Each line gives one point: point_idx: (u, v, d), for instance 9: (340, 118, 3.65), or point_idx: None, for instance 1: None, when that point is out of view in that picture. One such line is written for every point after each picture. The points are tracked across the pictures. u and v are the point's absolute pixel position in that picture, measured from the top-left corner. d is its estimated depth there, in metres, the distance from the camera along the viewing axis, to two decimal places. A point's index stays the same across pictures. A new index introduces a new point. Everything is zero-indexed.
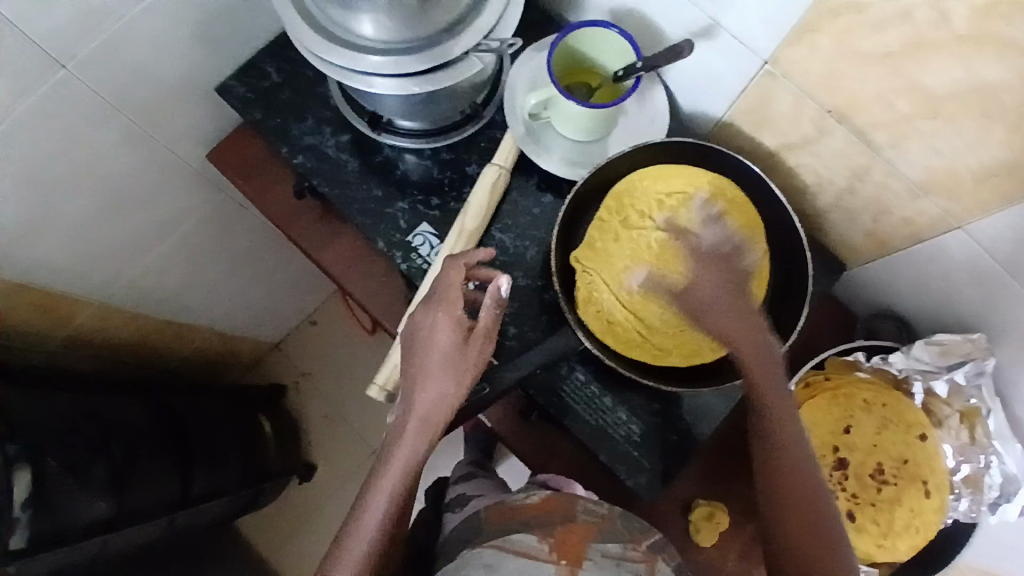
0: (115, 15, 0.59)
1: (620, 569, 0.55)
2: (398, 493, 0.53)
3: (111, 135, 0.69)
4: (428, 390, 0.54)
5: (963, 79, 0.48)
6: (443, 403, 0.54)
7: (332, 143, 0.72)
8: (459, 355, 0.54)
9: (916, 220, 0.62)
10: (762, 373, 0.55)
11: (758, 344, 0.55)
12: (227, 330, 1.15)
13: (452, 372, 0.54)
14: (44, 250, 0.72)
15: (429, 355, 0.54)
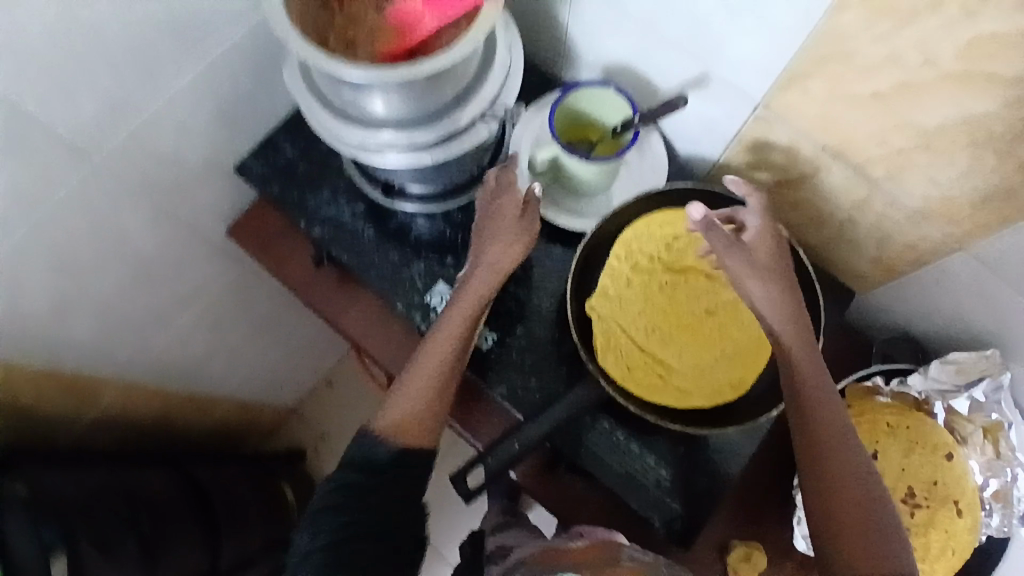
0: (145, 107, 0.63)
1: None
2: (463, 329, 0.63)
3: (139, 218, 0.72)
4: (494, 244, 0.64)
5: (951, 112, 0.51)
6: (506, 254, 0.64)
7: (348, 212, 0.74)
8: (517, 220, 0.65)
9: (918, 245, 0.64)
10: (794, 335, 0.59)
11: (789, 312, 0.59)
12: (247, 397, 1.15)
13: (513, 233, 0.64)
14: (73, 332, 0.74)
15: (498, 221, 0.65)
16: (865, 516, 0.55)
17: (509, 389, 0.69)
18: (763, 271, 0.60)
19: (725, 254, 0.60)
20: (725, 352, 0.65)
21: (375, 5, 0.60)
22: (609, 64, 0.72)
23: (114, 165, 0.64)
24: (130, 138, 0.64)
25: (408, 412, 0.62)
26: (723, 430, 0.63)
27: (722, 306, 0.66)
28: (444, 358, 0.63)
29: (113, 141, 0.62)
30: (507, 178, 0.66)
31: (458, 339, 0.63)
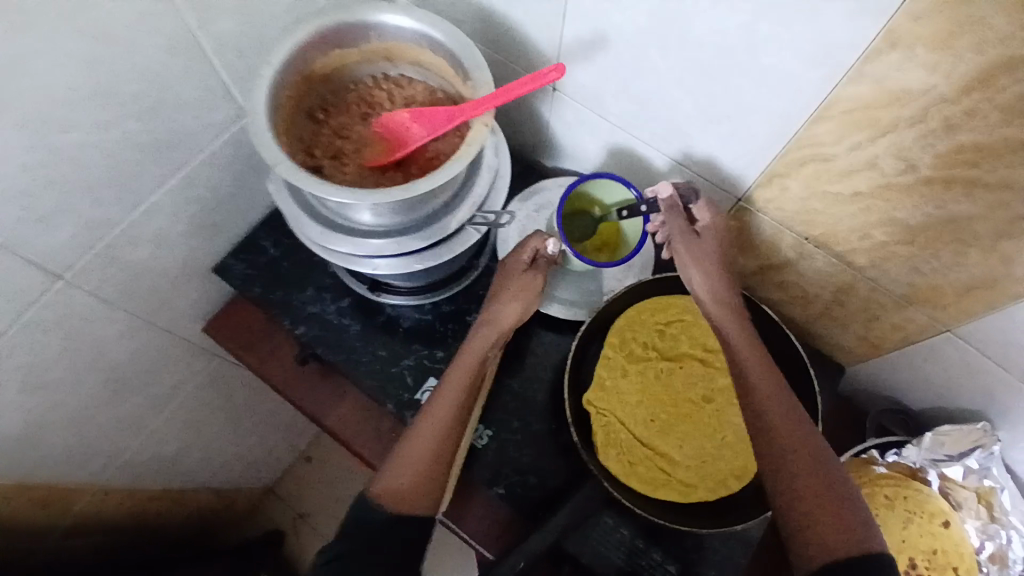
0: (120, 221, 0.61)
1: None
2: (464, 389, 0.58)
3: (113, 329, 0.69)
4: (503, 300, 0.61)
5: (932, 213, 0.52)
6: (514, 308, 0.61)
7: (334, 309, 0.73)
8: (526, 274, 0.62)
9: (904, 326, 0.65)
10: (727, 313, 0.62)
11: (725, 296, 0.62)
12: (223, 484, 1.11)
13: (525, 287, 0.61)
14: (46, 448, 0.70)
15: (508, 278, 0.62)
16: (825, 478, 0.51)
17: (508, 487, 0.68)
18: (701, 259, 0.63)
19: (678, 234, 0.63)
20: (725, 440, 0.66)
21: (361, 115, 0.61)
22: (592, 155, 0.73)
23: (86, 280, 0.62)
24: (103, 252, 0.61)
25: (407, 478, 0.55)
26: (734, 527, 0.62)
27: (718, 391, 0.68)
28: (445, 421, 0.57)
29: (84, 257, 0.60)
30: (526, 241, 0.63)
31: (460, 396, 0.58)
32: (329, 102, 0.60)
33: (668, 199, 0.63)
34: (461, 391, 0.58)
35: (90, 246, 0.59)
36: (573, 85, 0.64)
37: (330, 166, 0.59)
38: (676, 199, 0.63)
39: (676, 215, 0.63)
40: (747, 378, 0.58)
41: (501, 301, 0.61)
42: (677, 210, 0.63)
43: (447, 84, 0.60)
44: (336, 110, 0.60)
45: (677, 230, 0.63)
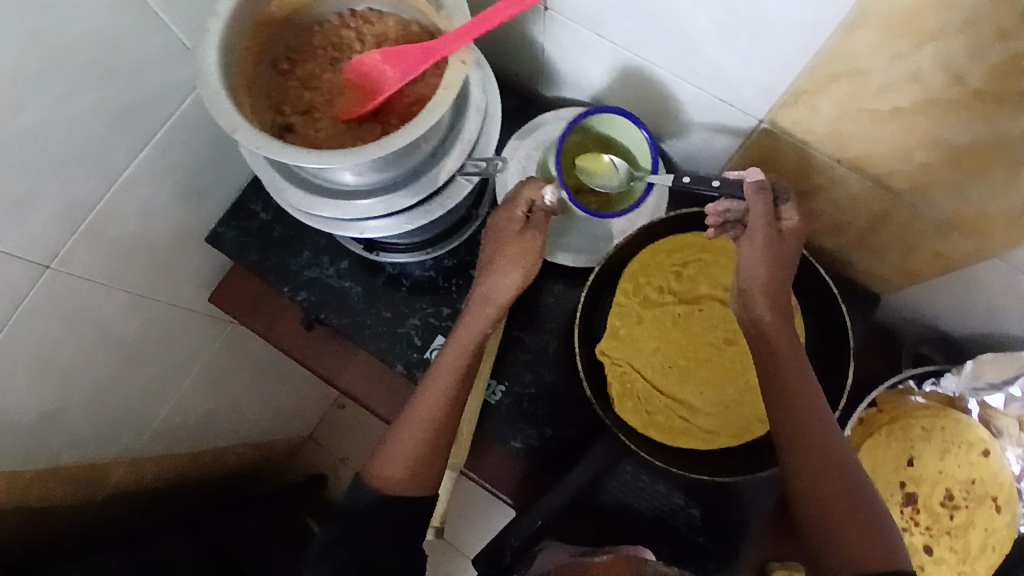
0: (98, 201, 0.58)
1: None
2: (460, 364, 0.59)
3: (115, 308, 0.67)
4: (496, 273, 0.59)
5: (983, 131, 0.46)
6: (508, 283, 0.59)
7: (333, 271, 0.71)
8: (518, 237, 0.59)
9: (947, 252, 0.59)
10: (767, 286, 0.57)
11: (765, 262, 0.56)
12: (259, 437, 1.13)
13: (517, 254, 0.59)
14: (72, 428, 0.71)
15: (501, 240, 0.60)
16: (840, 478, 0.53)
17: (525, 440, 0.67)
18: (772, 263, 0.56)
19: (764, 222, 0.56)
20: (749, 384, 0.63)
21: (330, 61, 0.55)
22: (595, 84, 0.67)
23: (73, 265, 0.59)
24: (86, 233, 0.58)
25: (403, 455, 0.58)
26: (762, 472, 0.59)
27: (740, 332, 0.64)
28: (445, 392, 0.59)
29: (68, 241, 0.57)
30: (521, 195, 0.60)
31: (455, 373, 0.59)
32: (294, 50, 0.55)
33: (758, 182, 0.56)
34: (456, 372, 0.59)
35: (70, 229, 0.57)
36: (566, 5, 0.57)
37: (301, 123, 0.54)
38: (768, 188, 0.56)
39: (764, 201, 0.56)
40: (781, 382, 0.55)
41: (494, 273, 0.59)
42: (768, 195, 0.56)
43: (421, 15, 0.53)
44: (302, 58, 0.55)
45: (760, 218, 0.56)
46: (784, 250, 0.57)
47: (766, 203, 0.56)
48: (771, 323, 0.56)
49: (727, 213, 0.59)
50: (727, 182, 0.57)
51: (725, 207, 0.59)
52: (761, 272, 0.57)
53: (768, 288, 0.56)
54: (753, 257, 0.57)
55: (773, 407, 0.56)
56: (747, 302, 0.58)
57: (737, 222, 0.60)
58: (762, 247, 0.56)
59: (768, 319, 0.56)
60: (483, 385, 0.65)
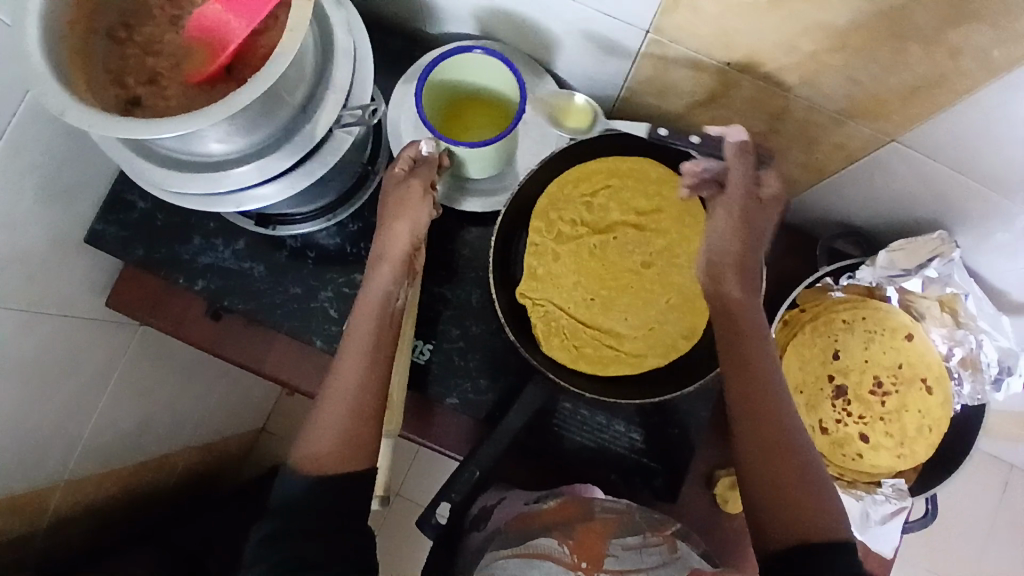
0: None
1: (645, 556, 0.53)
2: (373, 334, 0.57)
3: (3, 332, 0.61)
4: (388, 226, 0.58)
5: (864, 8, 0.44)
6: (402, 236, 0.57)
7: (230, 254, 0.67)
8: (401, 188, 0.57)
9: (848, 143, 0.59)
10: (733, 257, 0.53)
11: (727, 229, 0.54)
12: (207, 438, 1.09)
13: (404, 206, 0.57)
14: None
15: (388, 196, 0.58)
16: (794, 454, 0.50)
17: (461, 396, 0.65)
18: (744, 236, 0.54)
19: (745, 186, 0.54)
20: (670, 302, 0.62)
21: (170, 20, 0.50)
22: (471, 13, 0.63)
23: None
24: None
25: (329, 431, 0.54)
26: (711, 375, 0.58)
27: (658, 255, 0.62)
28: (361, 361, 0.56)
29: None
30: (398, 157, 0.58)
31: (367, 343, 0.56)
32: (130, 14, 0.50)
33: (741, 143, 0.54)
34: (371, 339, 0.56)
35: None
36: None
37: (147, 94, 0.49)
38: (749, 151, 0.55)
39: (743, 164, 0.55)
40: (742, 352, 0.52)
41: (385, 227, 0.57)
42: (749, 159, 0.55)
43: None
44: (141, 22, 0.50)
45: (741, 182, 0.54)
46: (759, 218, 0.54)
47: (745, 166, 0.54)
48: (736, 298, 0.53)
49: (703, 172, 0.58)
50: (708, 139, 0.57)
51: (703, 166, 0.58)
52: (736, 246, 0.54)
53: (740, 264, 0.54)
54: (729, 228, 0.54)
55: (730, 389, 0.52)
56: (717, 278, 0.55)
57: (714, 185, 0.58)
58: (739, 217, 0.54)
59: (734, 291, 0.53)
60: (407, 347, 0.62)
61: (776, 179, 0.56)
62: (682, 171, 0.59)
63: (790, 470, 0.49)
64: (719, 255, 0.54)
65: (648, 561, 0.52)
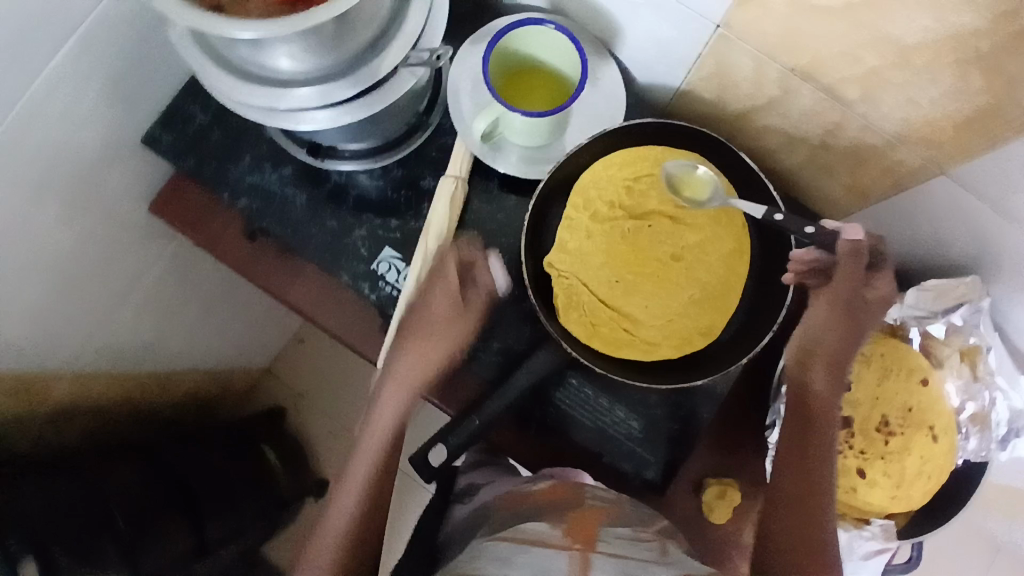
0: (38, 96, 0.54)
1: (637, 548, 0.53)
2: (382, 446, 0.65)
3: (50, 211, 0.63)
4: (410, 348, 0.63)
5: (933, 27, 0.45)
6: (421, 364, 0.63)
7: (276, 178, 0.69)
8: (439, 317, 0.63)
9: (895, 169, 0.59)
10: (826, 349, 0.62)
11: (828, 321, 0.61)
12: (214, 366, 1.11)
13: (427, 338, 0.63)
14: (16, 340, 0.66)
15: (420, 324, 0.63)
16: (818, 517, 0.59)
17: (472, 353, 0.66)
18: (844, 330, 0.61)
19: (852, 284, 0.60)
20: (692, 297, 0.62)
21: None
22: None
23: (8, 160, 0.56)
24: (16, 127, 0.54)
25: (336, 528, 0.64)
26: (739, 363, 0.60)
27: (688, 250, 0.63)
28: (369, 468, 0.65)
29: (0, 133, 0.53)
30: (445, 266, 0.63)
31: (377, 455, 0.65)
32: None
33: (854, 243, 0.59)
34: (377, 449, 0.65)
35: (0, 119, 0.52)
36: None
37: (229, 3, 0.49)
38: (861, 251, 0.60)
39: (853, 263, 0.60)
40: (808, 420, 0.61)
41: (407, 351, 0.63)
42: (858, 259, 0.60)
43: None
44: None
45: (846, 281, 0.60)
46: (858, 316, 0.62)
47: (855, 264, 0.60)
48: (819, 387, 0.61)
49: (813, 261, 0.61)
50: (822, 232, 0.59)
51: (812, 256, 0.61)
52: (831, 340, 0.62)
53: (831, 358, 0.62)
54: (829, 322, 0.62)
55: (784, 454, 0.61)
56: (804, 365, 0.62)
57: (820, 274, 0.62)
58: (841, 314, 0.61)
59: (818, 377, 0.61)
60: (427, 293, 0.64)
61: (886, 283, 0.62)
62: (791, 257, 0.62)
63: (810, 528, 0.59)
64: (813, 342, 0.62)
65: (640, 553, 0.52)
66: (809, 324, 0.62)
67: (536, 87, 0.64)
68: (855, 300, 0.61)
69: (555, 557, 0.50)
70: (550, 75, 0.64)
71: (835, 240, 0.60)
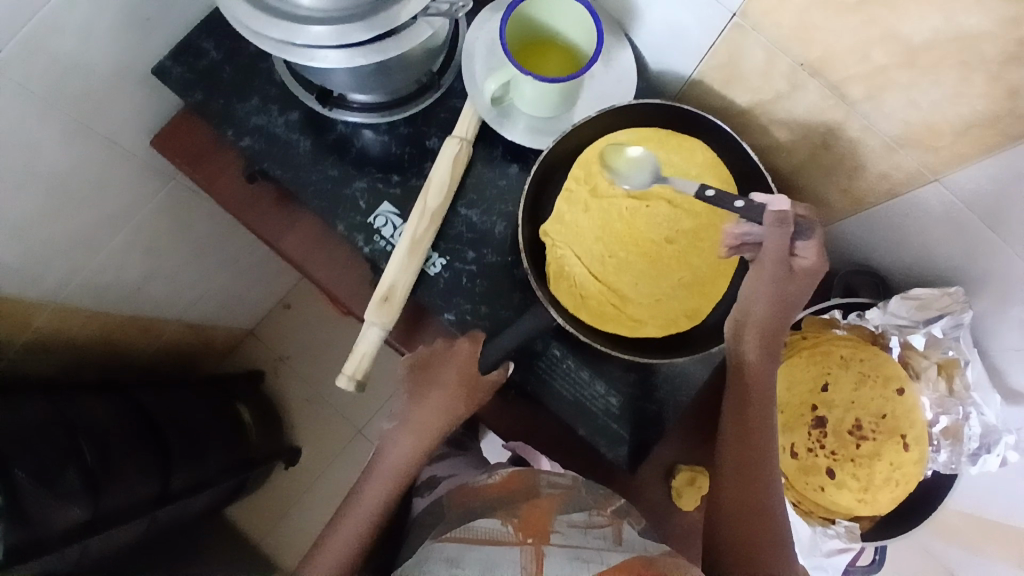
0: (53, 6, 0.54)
1: (589, 537, 0.53)
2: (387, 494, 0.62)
3: (51, 129, 0.63)
4: (435, 394, 0.62)
5: (942, 28, 0.46)
6: (446, 411, 0.62)
7: (281, 122, 0.69)
8: (466, 378, 0.62)
9: (892, 173, 0.61)
10: (762, 324, 0.60)
11: (763, 295, 0.59)
12: (198, 319, 1.10)
13: (456, 393, 0.62)
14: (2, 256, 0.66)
15: (444, 376, 0.62)
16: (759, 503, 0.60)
17: (459, 315, 0.66)
18: (775, 302, 0.59)
19: (778, 252, 0.58)
20: (682, 281, 0.63)
21: None
22: None
23: (15, 68, 0.55)
24: (28, 36, 0.54)
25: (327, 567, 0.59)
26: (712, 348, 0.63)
27: (682, 234, 0.63)
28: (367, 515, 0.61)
29: (12, 39, 0.53)
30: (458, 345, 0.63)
31: (385, 499, 0.62)
32: None
33: (779, 214, 0.57)
34: (383, 494, 0.62)
35: (13, 24, 0.52)
36: None
37: None
38: (788, 221, 0.57)
39: (781, 233, 0.57)
40: (743, 408, 0.60)
41: (428, 395, 0.63)
42: (786, 229, 0.57)
43: None
44: None
45: (774, 251, 0.58)
46: (787, 287, 0.59)
47: (781, 235, 0.57)
48: (753, 361, 0.60)
49: (744, 237, 0.61)
50: (751, 206, 0.59)
51: (743, 231, 0.61)
52: (762, 310, 0.60)
53: (761, 329, 0.60)
54: (758, 291, 0.59)
55: (726, 433, 0.62)
56: (738, 336, 0.61)
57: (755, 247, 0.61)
58: (768, 285, 0.59)
59: (752, 356, 0.60)
60: (421, 249, 0.64)
61: (815, 253, 0.58)
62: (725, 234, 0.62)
63: (752, 516, 0.59)
64: (744, 316, 0.60)
65: (591, 542, 0.52)
66: (741, 296, 0.61)
67: (552, 50, 0.65)
68: (782, 273, 0.58)
69: (506, 551, 0.50)
70: (564, 46, 0.65)
71: (763, 213, 0.58)
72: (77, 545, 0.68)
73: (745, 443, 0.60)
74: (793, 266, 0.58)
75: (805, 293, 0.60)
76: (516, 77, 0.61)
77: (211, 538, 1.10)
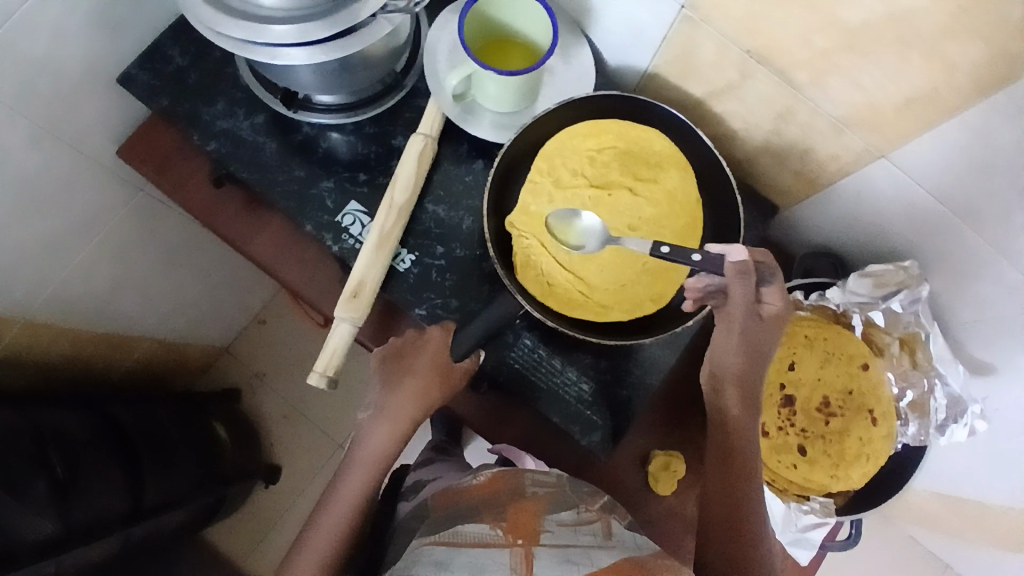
0: (12, 13, 0.54)
1: (578, 534, 0.54)
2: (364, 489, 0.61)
3: (15, 137, 0.63)
4: (406, 386, 0.62)
5: (877, 9, 0.48)
6: (418, 404, 0.61)
7: (248, 126, 0.70)
8: (437, 368, 0.61)
9: (841, 155, 0.63)
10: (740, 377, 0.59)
11: (737, 350, 0.59)
12: (169, 336, 1.09)
13: (428, 384, 0.61)
14: None
15: (414, 369, 0.62)
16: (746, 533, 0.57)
17: (430, 308, 0.67)
18: (747, 356, 0.59)
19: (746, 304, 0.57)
20: (646, 266, 0.64)
21: None
22: None
23: None
24: None
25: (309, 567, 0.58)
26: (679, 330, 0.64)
27: (645, 222, 0.65)
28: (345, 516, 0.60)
29: None
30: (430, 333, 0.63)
31: (363, 493, 0.61)
32: None
33: (739, 265, 0.57)
34: (359, 491, 0.61)
35: None
36: None
37: None
38: (749, 269, 0.57)
39: (741, 280, 0.57)
40: (728, 446, 0.59)
41: (400, 388, 0.62)
42: (749, 278, 0.57)
43: None
44: None
45: (740, 299, 0.57)
46: (759, 337, 0.58)
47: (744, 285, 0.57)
48: (736, 416, 0.59)
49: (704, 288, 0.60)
50: (707, 258, 0.58)
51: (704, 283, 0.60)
52: (736, 365, 0.59)
53: (741, 385, 0.59)
54: (730, 343, 0.59)
55: (710, 464, 0.60)
56: (718, 391, 0.61)
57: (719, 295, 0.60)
58: (739, 336, 0.58)
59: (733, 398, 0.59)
60: (389, 242, 0.65)
61: (778, 296, 0.58)
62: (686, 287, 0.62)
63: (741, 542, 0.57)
64: (720, 370, 0.60)
65: (581, 539, 0.53)
66: (714, 350, 0.60)
67: (511, 45, 0.67)
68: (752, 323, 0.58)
69: (497, 553, 0.51)
70: (524, 44, 0.67)
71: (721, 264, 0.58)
72: (48, 562, 0.67)
73: (729, 477, 0.58)
74: (760, 312, 0.58)
75: (775, 339, 0.59)
76: (477, 72, 0.63)
77: (189, 559, 1.08)
